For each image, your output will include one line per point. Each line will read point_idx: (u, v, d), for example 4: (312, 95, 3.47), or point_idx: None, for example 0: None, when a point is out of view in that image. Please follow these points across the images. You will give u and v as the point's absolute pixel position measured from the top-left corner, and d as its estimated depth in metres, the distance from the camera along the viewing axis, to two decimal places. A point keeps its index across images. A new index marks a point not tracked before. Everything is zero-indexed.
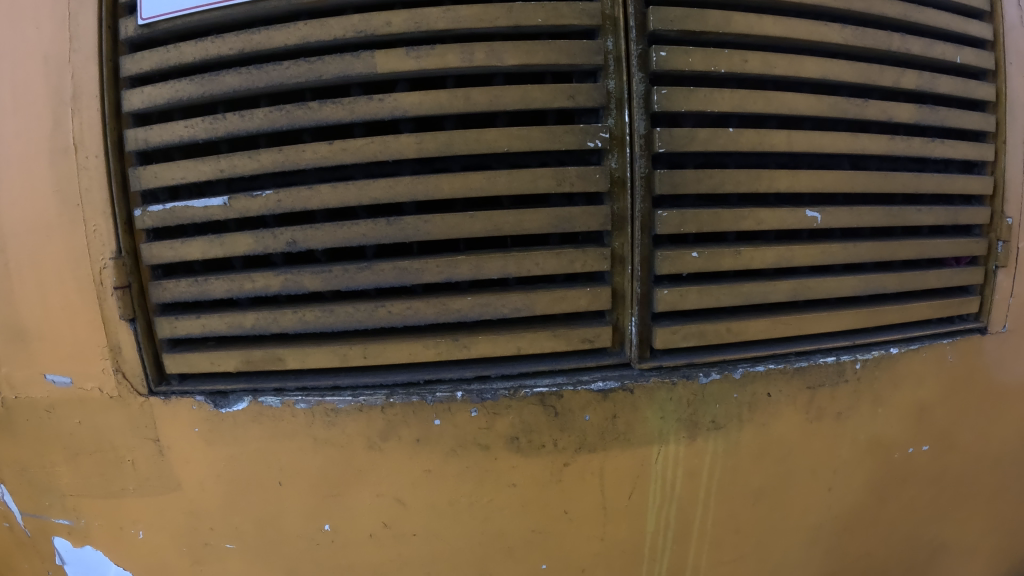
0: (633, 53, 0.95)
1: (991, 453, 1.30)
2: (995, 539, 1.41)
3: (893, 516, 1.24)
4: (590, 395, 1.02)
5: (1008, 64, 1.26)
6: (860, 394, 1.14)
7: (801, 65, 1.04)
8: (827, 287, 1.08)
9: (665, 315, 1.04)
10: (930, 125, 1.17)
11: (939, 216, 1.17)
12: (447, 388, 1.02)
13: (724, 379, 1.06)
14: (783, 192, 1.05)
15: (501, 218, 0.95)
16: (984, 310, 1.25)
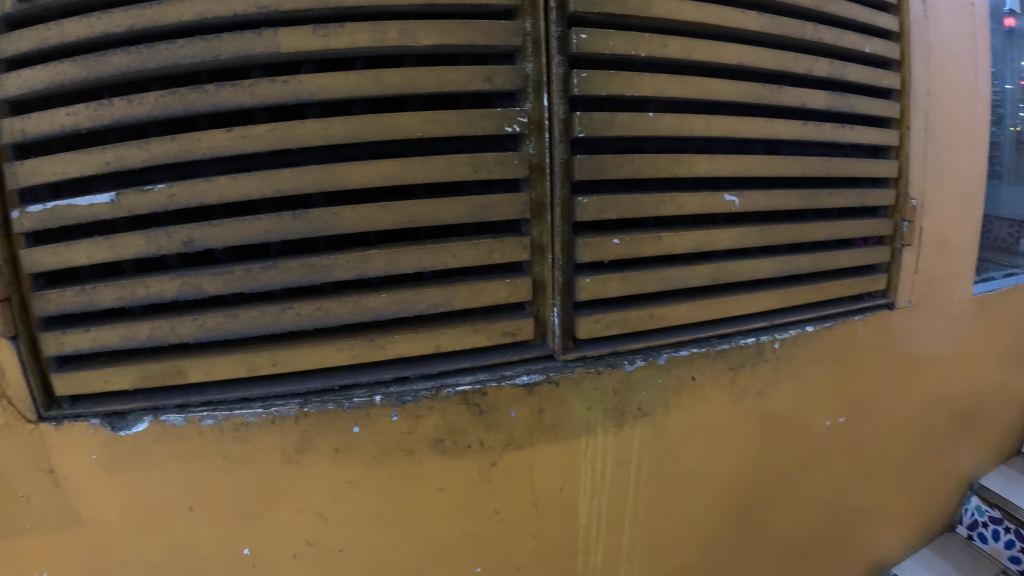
0: (553, 34, 0.93)
1: (902, 423, 1.34)
2: (909, 504, 1.45)
3: (815, 491, 1.25)
4: (514, 391, 0.99)
5: (912, 54, 1.30)
6: (781, 374, 1.14)
7: (718, 50, 1.04)
8: (746, 269, 1.06)
9: (588, 304, 1.01)
10: (839, 110, 1.19)
11: (848, 197, 1.19)
12: (365, 393, 0.96)
13: (649, 366, 1.04)
14: (702, 177, 1.05)
15: (416, 209, 0.91)
16: (891, 288, 1.27)
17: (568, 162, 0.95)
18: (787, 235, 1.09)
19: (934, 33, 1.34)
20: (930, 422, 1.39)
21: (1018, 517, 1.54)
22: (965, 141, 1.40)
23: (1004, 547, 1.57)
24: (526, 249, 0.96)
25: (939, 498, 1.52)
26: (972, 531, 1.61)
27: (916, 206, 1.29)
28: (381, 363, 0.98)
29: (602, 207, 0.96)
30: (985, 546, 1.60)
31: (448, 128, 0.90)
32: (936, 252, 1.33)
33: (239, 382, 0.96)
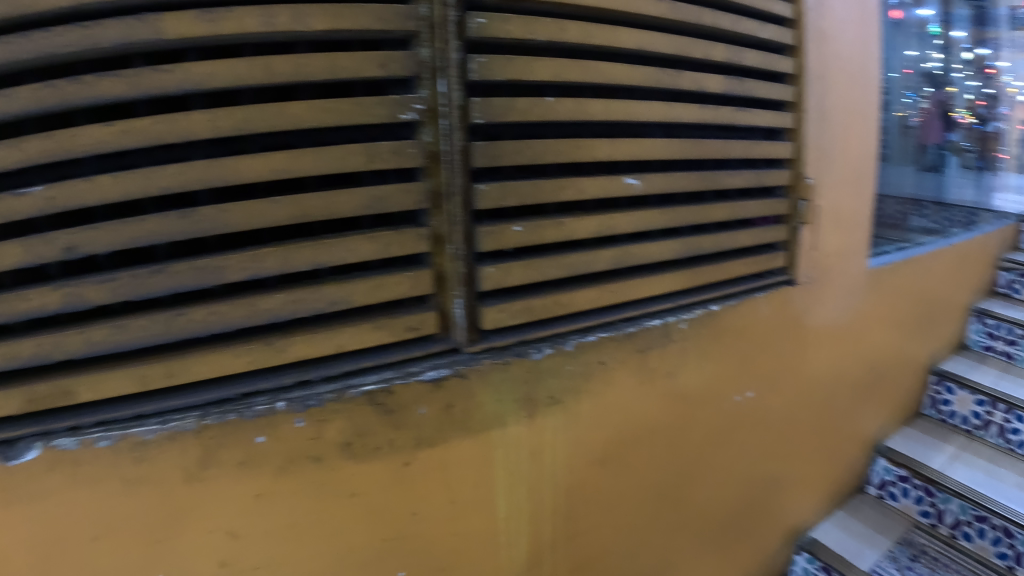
0: (450, 18, 0.90)
1: (809, 393, 1.37)
2: (822, 468, 1.49)
3: (730, 465, 1.27)
4: (421, 388, 0.95)
5: (806, 39, 1.31)
6: (687, 353, 1.15)
7: (615, 36, 1.04)
8: (649, 251, 1.06)
9: (491, 294, 0.99)
10: (738, 95, 1.20)
11: (746, 178, 1.18)
12: (266, 400, 0.87)
13: (557, 353, 1.03)
14: (602, 161, 1.04)
15: (309, 202, 0.87)
16: (791, 265, 1.28)
17: (466, 150, 0.93)
18: (688, 217, 1.10)
19: (826, 20, 1.35)
20: (834, 391, 1.43)
21: (925, 473, 1.60)
22: (855, 123, 1.44)
23: (914, 502, 1.62)
24: (427, 240, 0.93)
25: (850, 464, 1.56)
26: (883, 490, 1.67)
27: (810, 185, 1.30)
28: (282, 366, 0.89)
29: (501, 193, 0.94)
30: (897, 503, 1.64)
31: (341, 116, 0.86)
32: (830, 226, 1.36)
33: (132, 396, 0.82)
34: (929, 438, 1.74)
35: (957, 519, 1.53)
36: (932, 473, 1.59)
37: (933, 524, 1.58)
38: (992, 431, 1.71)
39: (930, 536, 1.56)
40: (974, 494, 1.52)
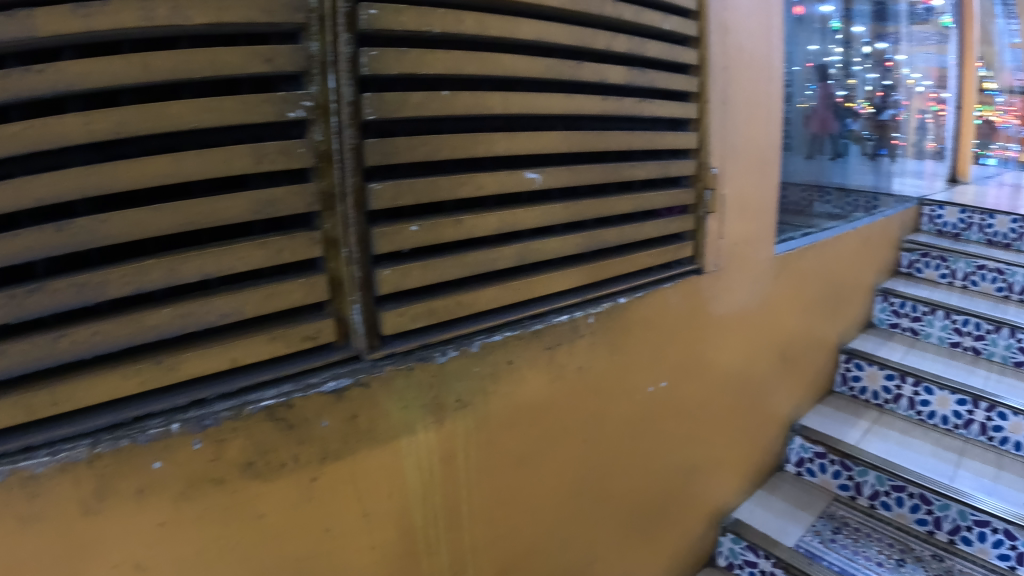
0: (339, 10, 0.85)
1: (721, 379, 1.37)
2: (740, 452, 1.49)
3: (649, 454, 1.26)
4: (323, 400, 0.88)
5: (710, 32, 1.24)
6: (597, 348, 1.12)
7: (512, 29, 0.99)
8: (552, 247, 1.02)
9: (389, 298, 0.95)
10: (649, 87, 1.16)
11: (651, 169, 1.14)
12: (161, 422, 0.76)
13: (462, 356, 0.98)
14: (500, 156, 0.99)
15: (193, 208, 0.78)
16: (698, 253, 1.23)
17: (358, 147, 0.88)
18: (593, 211, 1.06)
19: (732, 11, 1.29)
20: (747, 376, 1.43)
21: (842, 449, 1.63)
22: (760, 112, 1.39)
23: (832, 476, 1.66)
24: (321, 243, 0.87)
25: (771, 444, 1.57)
26: (801, 467, 1.71)
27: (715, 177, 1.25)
28: (172, 385, 0.79)
29: (396, 191, 0.90)
30: (816, 478, 1.68)
31: (227, 116, 0.78)
32: (736, 216, 1.32)
33: (14, 426, 0.69)
34: (842, 413, 1.78)
35: (875, 490, 1.58)
36: (848, 448, 1.62)
37: (852, 496, 1.62)
38: (902, 404, 1.77)
39: (850, 508, 1.60)
40: (889, 465, 1.56)
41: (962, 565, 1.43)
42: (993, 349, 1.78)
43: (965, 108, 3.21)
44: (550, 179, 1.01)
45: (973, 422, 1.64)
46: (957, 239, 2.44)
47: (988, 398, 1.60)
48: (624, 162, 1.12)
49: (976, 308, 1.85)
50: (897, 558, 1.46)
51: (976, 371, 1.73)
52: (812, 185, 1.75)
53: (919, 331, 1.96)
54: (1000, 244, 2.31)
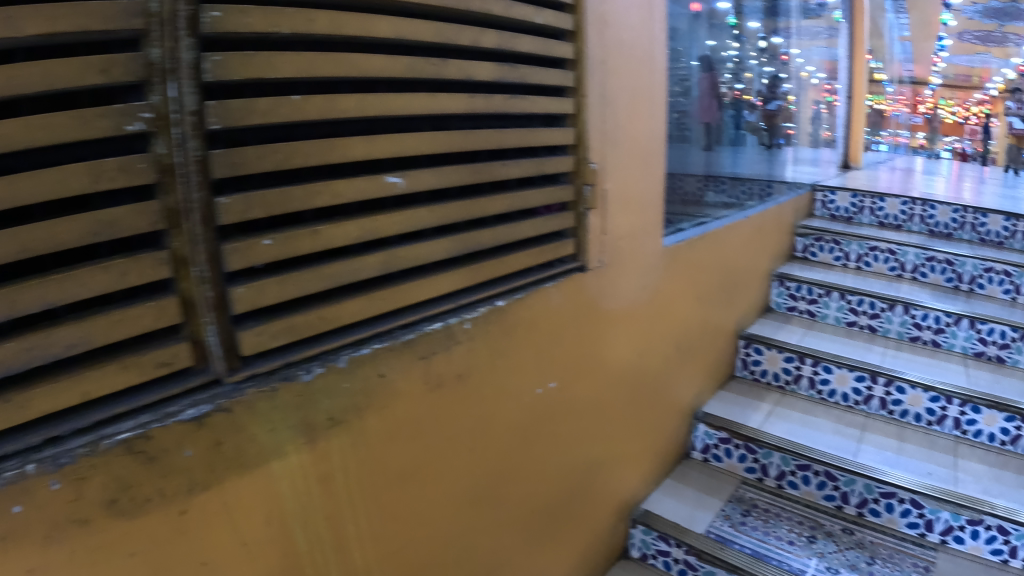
0: (183, 13, 0.74)
1: (618, 377, 1.32)
2: (644, 443, 1.46)
3: (544, 457, 1.22)
4: (183, 428, 0.78)
5: (587, 25, 1.18)
6: (482, 357, 1.04)
7: (366, 30, 0.90)
8: (421, 253, 0.97)
9: (245, 316, 0.86)
10: (529, 82, 1.09)
11: (526, 167, 1.09)
12: (15, 463, 0.65)
13: (329, 372, 0.91)
14: (359, 161, 0.92)
15: (30, 234, 0.66)
16: (581, 252, 1.12)
17: (205, 158, 0.78)
18: (464, 214, 1.01)
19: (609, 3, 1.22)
20: (644, 371, 1.41)
21: (745, 432, 1.63)
22: (641, 105, 1.30)
23: (738, 460, 1.66)
24: (170, 262, 0.77)
25: (676, 433, 1.55)
26: (707, 454, 1.70)
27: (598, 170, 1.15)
28: (18, 423, 0.67)
29: (249, 204, 0.82)
30: (723, 463, 1.68)
31: (60, 133, 0.67)
32: (623, 211, 1.24)
33: None
34: (743, 398, 1.80)
35: (781, 470, 1.60)
36: (751, 431, 1.63)
37: (759, 478, 1.64)
38: (803, 383, 1.81)
39: (758, 489, 1.61)
40: (794, 445, 1.58)
41: (871, 536, 1.50)
42: (888, 326, 1.86)
43: (857, 97, 3.49)
44: (413, 181, 0.96)
45: (873, 397, 1.71)
46: (850, 222, 2.59)
47: (886, 374, 1.67)
48: (496, 160, 1.07)
49: (868, 289, 1.92)
50: (809, 535, 1.49)
51: (872, 347, 1.80)
52: (702, 176, 1.75)
53: (814, 313, 2.01)
54: (891, 225, 2.52)
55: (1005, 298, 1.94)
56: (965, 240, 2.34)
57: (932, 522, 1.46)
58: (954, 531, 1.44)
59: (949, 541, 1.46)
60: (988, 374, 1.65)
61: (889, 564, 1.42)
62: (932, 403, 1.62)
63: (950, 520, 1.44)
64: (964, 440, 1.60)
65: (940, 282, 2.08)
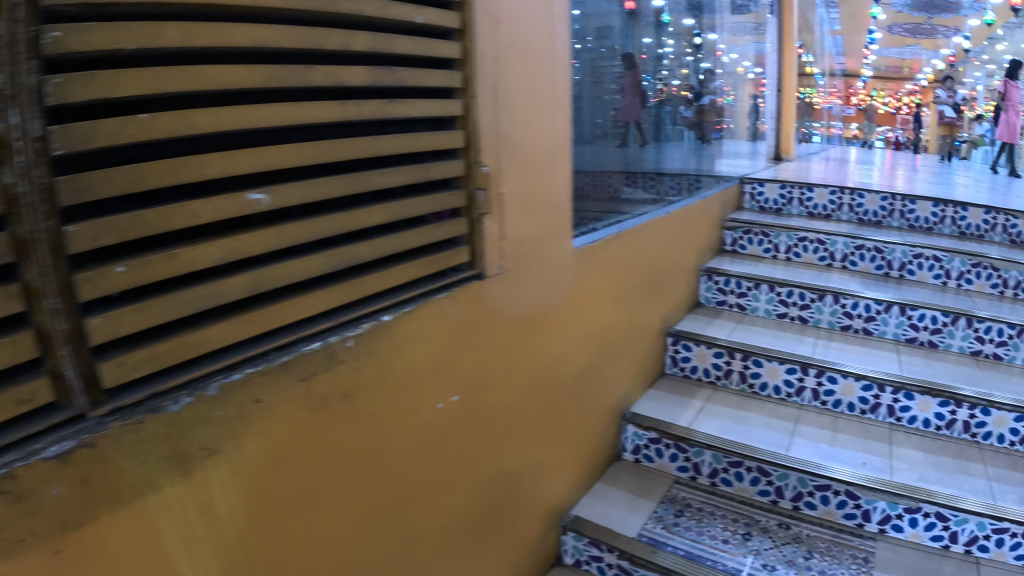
0: (21, 36, 0.65)
1: (533, 384, 1.28)
2: (568, 448, 1.43)
3: (453, 469, 1.18)
4: (47, 467, 0.69)
5: (475, 22, 1.10)
6: (367, 372, 1.02)
7: (221, 34, 0.81)
8: (288, 272, 0.91)
9: (103, 348, 0.77)
10: (409, 84, 1.02)
11: (408, 175, 1.03)
12: None
13: (197, 401, 0.84)
14: (219, 177, 0.85)
15: None
16: (477, 258, 1.10)
17: (51, 185, 0.69)
18: (336, 228, 0.96)
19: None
20: (562, 377, 1.36)
21: (673, 432, 1.60)
22: (544, 102, 1.22)
23: (670, 460, 1.63)
24: (18, 296, 0.67)
25: (603, 436, 1.53)
26: (638, 454, 1.67)
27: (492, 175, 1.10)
28: None
29: (99, 232, 0.72)
30: (654, 463, 1.64)
31: None
32: (528, 214, 1.17)
33: None
34: (672, 397, 1.78)
35: (713, 468, 1.58)
36: (680, 430, 1.61)
37: (692, 476, 1.61)
38: (733, 378, 1.82)
39: (691, 488, 1.59)
40: (723, 443, 1.56)
41: (808, 529, 1.49)
42: (819, 316, 1.91)
43: (783, 93, 3.90)
44: (276, 198, 0.89)
45: (805, 389, 1.73)
46: (778, 214, 2.74)
47: (816, 365, 1.69)
48: (376, 169, 1.01)
49: (797, 280, 1.96)
50: (743, 533, 1.47)
51: (802, 339, 1.82)
52: (622, 173, 1.73)
53: (744, 306, 2.03)
54: (819, 215, 2.69)
55: (935, 282, 2.05)
56: (894, 227, 2.52)
57: (869, 513, 1.48)
58: (892, 520, 1.46)
59: (887, 530, 1.48)
60: (918, 358, 1.69)
61: (826, 557, 1.42)
62: (865, 392, 1.65)
63: (888, 510, 1.46)
64: (899, 426, 1.64)
65: (871, 270, 2.17)
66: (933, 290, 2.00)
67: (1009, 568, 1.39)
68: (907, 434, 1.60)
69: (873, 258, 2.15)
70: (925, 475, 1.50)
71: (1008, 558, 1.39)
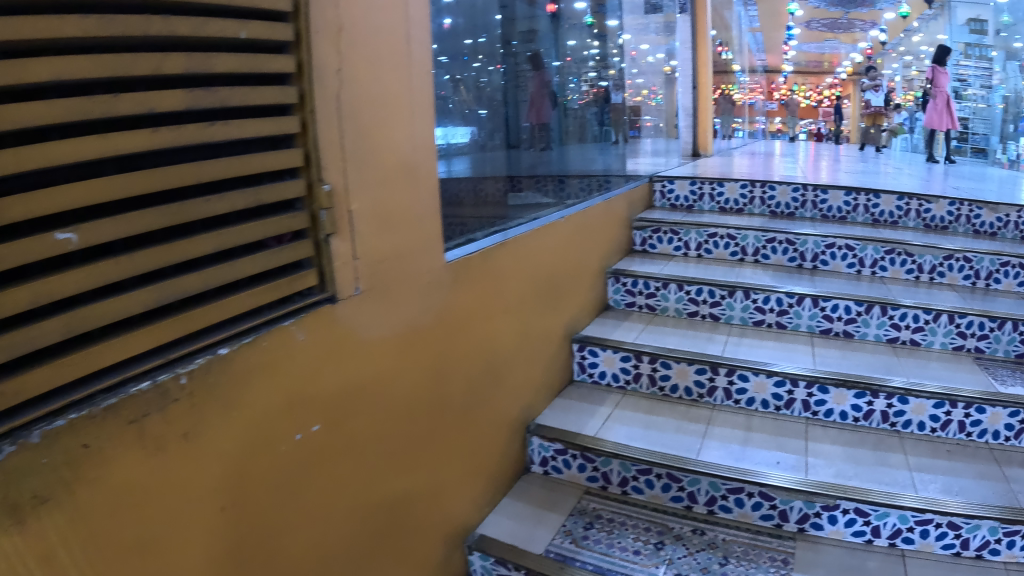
0: None
1: (407, 403, 1.25)
2: (457, 465, 1.39)
3: (326, 497, 1.13)
4: None
5: (312, 34, 1.02)
6: (207, 407, 0.92)
7: (26, 66, 0.68)
8: (122, 310, 0.79)
9: None
10: (234, 104, 0.93)
11: (240, 199, 0.94)
12: None
13: (21, 451, 0.70)
14: (36, 216, 0.71)
15: None
16: (328, 280, 1.07)
17: None
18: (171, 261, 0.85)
19: (346, 5, 1.08)
20: (444, 392, 1.33)
21: (578, 442, 1.59)
22: (398, 115, 1.19)
23: (578, 470, 1.61)
24: None
25: (500, 446, 1.54)
26: (546, 466, 1.64)
27: (333, 193, 1.07)
28: None
29: None
30: (562, 475, 1.62)
31: None
32: (384, 230, 1.17)
33: None
34: (580, 405, 1.77)
35: (622, 476, 1.55)
36: (585, 440, 1.59)
37: (602, 486, 1.59)
38: (642, 381, 1.85)
39: (602, 498, 1.56)
40: (629, 450, 1.55)
41: (723, 533, 1.46)
42: (731, 312, 2.05)
43: (702, 89, 4.57)
44: (102, 230, 0.77)
45: (716, 389, 1.77)
46: (690, 209, 2.99)
47: (726, 364, 1.74)
48: (203, 194, 0.91)
49: (705, 279, 2.11)
50: (655, 542, 1.43)
51: (714, 338, 1.92)
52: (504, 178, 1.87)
53: (654, 307, 2.15)
54: (732, 210, 2.94)
55: (851, 270, 2.28)
56: (808, 217, 2.81)
57: (786, 512, 1.46)
58: (811, 518, 1.44)
59: (806, 529, 1.46)
60: (833, 351, 1.83)
61: (742, 562, 1.38)
62: (778, 388, 1.71)
63: (805, 508, 1.44)
64: (815, 420, 1.69)
65: (785, 262, 2.38)
66: (852, 278, 2.24)
67: (936, 559, 1.40)
68: (824, 429, 1.65)
69: (786, 250, 2.36)
70: (842, 470, 1.50)
71: (935, 548, 1.40)
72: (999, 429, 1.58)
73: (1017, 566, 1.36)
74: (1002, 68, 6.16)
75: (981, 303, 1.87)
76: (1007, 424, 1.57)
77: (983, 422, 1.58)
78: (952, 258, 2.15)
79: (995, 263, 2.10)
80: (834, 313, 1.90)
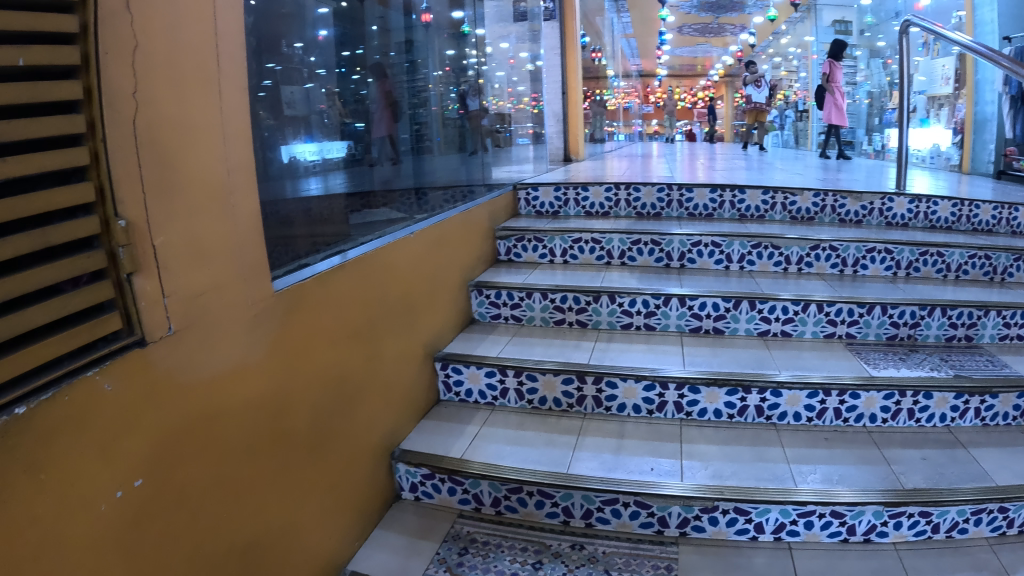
0: None
1: (236, 445, 1.18)
2: (300, 504, 1.32)
3: (159, 557, 1.02)
4: None
5: (104, 56, 0.91)
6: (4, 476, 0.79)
7: None
8: None
9: None
10: (16, 138, 0.78)
11: (32, 241, 0.81)
12: None
13: None
14: None
15: None
16: (135, 321, 0.98)
17: None
18: None
19: (142, 21, 0.97)
20: (275, 429, 1.27)
21: (446, 465, 1.57)
22: (201, 141, 1.12)
23: (449, 494, 1.59)
24: None
25: (354, 477, 1.48)
26: (416, 492, 1.62)
27: (129, 228, 0.97)
28: None
29: None
30: (434, 499, 1.60)
31: None
32: (194, 263, 1.10)
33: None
34: (447, 426, 1.76)
35: (494, 497, 1.54)
36: (452, 463, 1.57)
37: (475, 507, 1.58)
38: (510, 397, 1.85)
39: (476, 521, 1.54)
40: (495, 470, 1.54)
41: (603, 546, 1.43)
42: (598, 317, 2.11)
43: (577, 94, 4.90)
44: None
45: (586, 398, 1.79)
46: (556, 215, 3.02)
47: (593, 372, 1.76)
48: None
49: (568, 286, 2.15)
50: (534, 562, 1.39)
51: (582, 346, 1.96)
52: (361, 197, 1.79)
53: (519, 317, 2.18)
54: (598, 213, 3.00)
55: (718, 266, 2.41)
56: (674, 215, 2.91)
57: (665, 518, 1.44)
58: (691, 521, 1.43)
59: (688, 533, 1.44)
60: (704, 351, 1.88)
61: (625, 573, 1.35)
62: (648, 392, 1.73)
63: (684, 512, 1.42)
64: (690, 420, 1.72)
65: (652, 262, 2.47)
66: (720, 273, 2.36)
67: (823, 547, 1.40)
68: (698, 429, 1.67)
69: (652, 250, 2.45)
70: (719, 471, 1.49)
71: (822, 538, 1.40)
72: (875, 412, 1.63)
73: (906, 545, 1.38)
74: (869, 65, 6.82)
75: (850, 292, 2.02)
76: (883, 407, 1.63)
77: (859, 407, 1.63)
78: (819, 248, 2.32)
79: (861, 250, 2.29)
80: (702, 310, 1.99)
